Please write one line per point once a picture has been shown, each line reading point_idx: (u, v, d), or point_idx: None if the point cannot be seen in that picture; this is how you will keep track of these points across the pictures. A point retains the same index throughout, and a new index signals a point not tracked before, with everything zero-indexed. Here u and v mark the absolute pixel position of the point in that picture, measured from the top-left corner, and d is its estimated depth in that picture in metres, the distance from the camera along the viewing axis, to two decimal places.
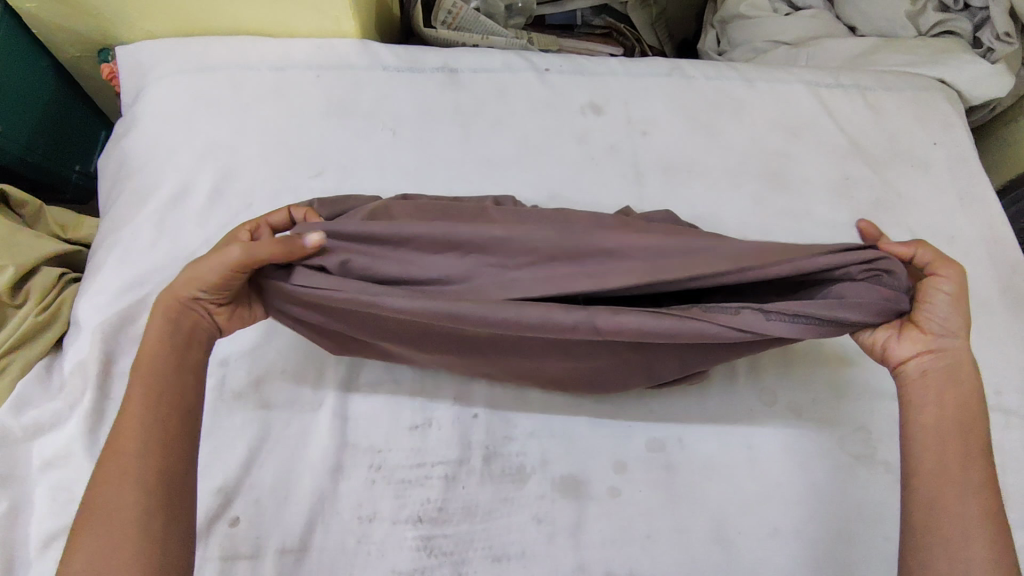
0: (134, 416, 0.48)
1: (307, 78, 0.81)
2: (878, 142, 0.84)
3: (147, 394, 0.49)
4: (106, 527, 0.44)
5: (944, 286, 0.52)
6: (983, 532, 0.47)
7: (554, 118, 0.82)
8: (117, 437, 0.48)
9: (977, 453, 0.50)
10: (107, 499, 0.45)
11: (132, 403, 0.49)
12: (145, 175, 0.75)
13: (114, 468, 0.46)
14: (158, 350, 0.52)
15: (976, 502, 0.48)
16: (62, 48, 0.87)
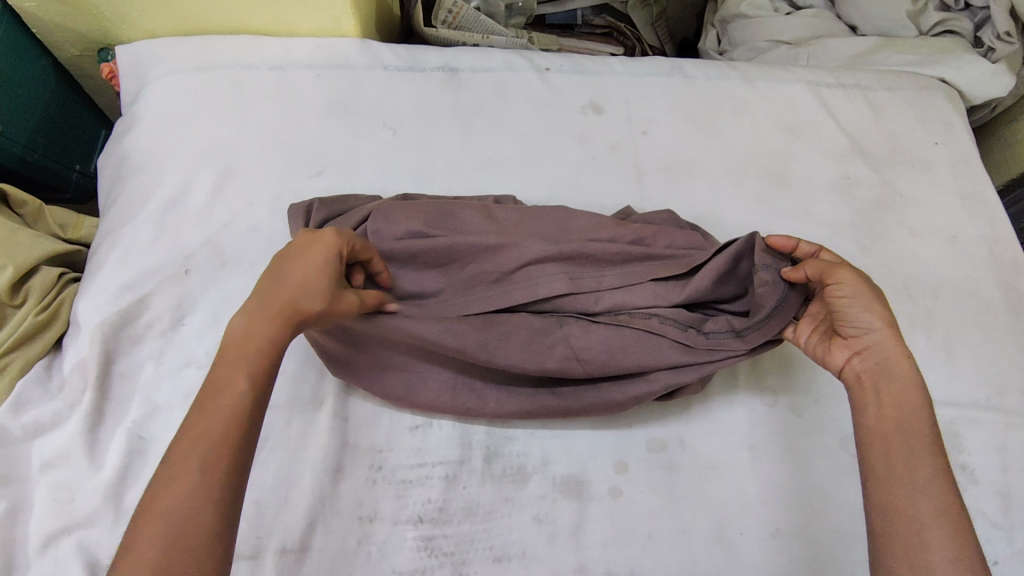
0: (230, 413, 0.44)
1: (307, 78, 0.81)
2: (879, 142, 0.84)
3: (250, 395, 0.45)
4: (186, 533, 0.40)
5: (846, 290, 0.54)
6: (940, 527, 0.46)
7: (554, 118, 0.82)
8: (207, 434, 0.43)
9: (927, 448, 0.49)
10: (190, 508, 0.40)
11: (231, 400, 0.45)
12: (145, 175, 0.75)
13: (205, 472, 0.42)
14: (268, 341, 0.47)
15: (931, 498, 0.47)
16: (61, 48, 0.86)
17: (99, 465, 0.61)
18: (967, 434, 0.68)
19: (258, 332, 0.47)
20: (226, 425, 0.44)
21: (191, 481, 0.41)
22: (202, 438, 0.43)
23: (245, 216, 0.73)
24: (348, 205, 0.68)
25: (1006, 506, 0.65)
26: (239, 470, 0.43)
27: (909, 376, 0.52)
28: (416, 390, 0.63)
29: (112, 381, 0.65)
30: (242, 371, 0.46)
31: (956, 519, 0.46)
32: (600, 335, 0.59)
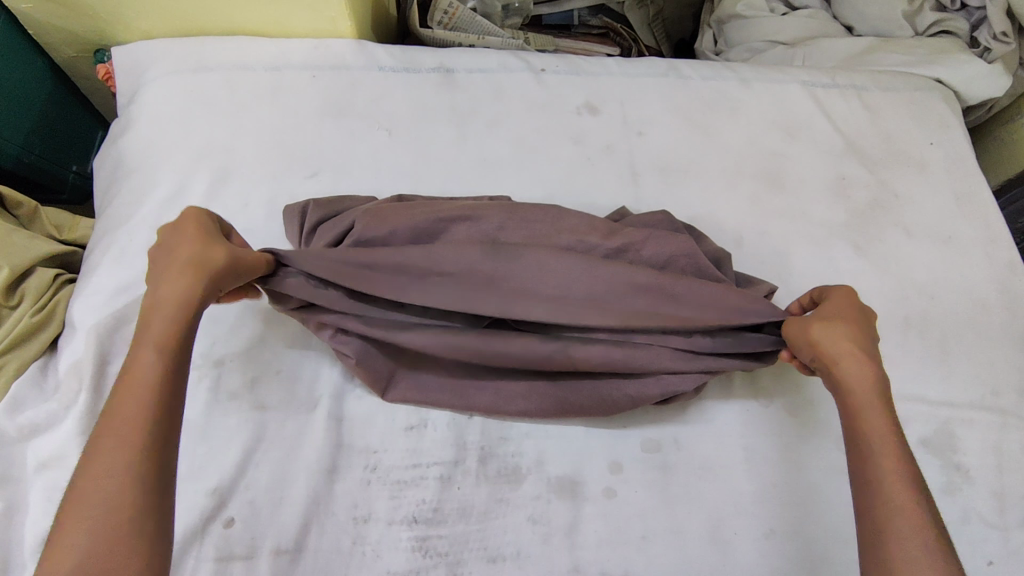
0: (144, 394, 0.47)
1: (303, 79, 0.81)
2: (875, 142, 0.84)
3: (158, 380, 0.47)
4: (101, 512, 0.42)
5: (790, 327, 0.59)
6: (901, 522, 0.46)
7: (550, 119, 0.82)
8: (125, 413, 0.45)
9: (886, 446, 0.49)
10: (108, 492, 0.42)
11: (141, 390, 0.47)
12: (141, 176, 0.75)
13: (119, 456, 0.44)
14: (173, 325, 0.50)
15: (889, 492, 0.47)
16: (58, 49, 0.87)
17: None
18: (961, 434, 0.68)
19: (167, 304, 0.51)
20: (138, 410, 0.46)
21: (110, 465, 0.43)
22: (112, 427, 0.45)
23: (240, 216, 0.73)
24: (341, 207, 0.68)
25: (1001, 506, 0.65)
26: (157, 451, 0.45)
27: (868, 384, 0.53)
28: (423, 390, 0.64)
29: (107, 382, 0.65)
30: (152, 357, 0.48)
31: (918, 516, 0.46)
32: (599, 344, 0.60)
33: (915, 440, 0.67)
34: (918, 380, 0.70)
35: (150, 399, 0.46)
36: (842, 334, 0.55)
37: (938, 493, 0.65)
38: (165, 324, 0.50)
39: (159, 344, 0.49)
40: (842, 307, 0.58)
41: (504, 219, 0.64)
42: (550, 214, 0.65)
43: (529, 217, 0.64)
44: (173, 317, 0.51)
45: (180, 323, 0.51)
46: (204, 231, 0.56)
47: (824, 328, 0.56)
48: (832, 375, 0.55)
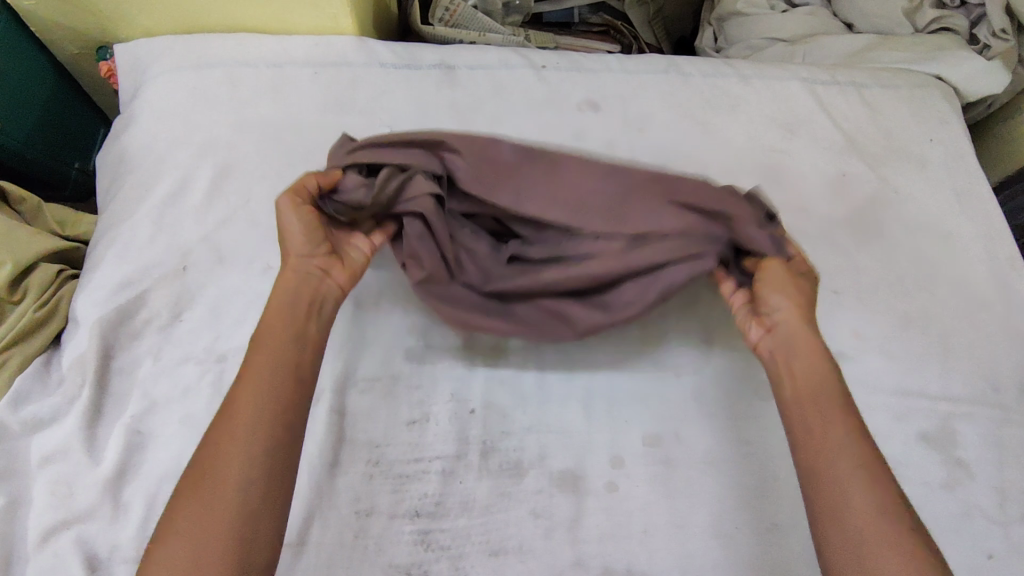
0: (261, 368, 0.54)
1: (304, 75, 0.81)
2: (875, 138, 0.84)
3: (266, 369, 0.54)
4: (229, 468, 0.49)
5: (769, 275, 0.61)
6: (857, 476, 0.51)
7: (552, 115, 0.82)
8: (248, 381, 0.53)
9: (840, 410, 0.55)
10: (231, 451, 0.50)
11: (252, 377, 0.54)
12: (144, 171, 0.75)
13: (246, 419, 0.51)
14: (278, 306, 0.59)
15: (848, 448, 0.52)
16: (60, 46, 0.87)
17: (97, 460, 0.61)
18: (962, 429, 0.68)
19: (274, 301, 0.59)
20: (248, 397, 0.53)
21: (224, 444, 0.50)
22: (243, 394, 0.53)
23: (242, 212, 0.73)
24: (377, 142, 0.71)
25: (1001, 500, 0.65)
26: (277, 415, 0.52)
27: (813, 347, 0.59)
28: (446, 299, 0.64)
29: (111, 377, 0.65)
30: (261, 345, 0.56)
31: (869, 474, 0.51)
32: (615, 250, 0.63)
33: (916, 434, 0.68)
34: (918, 375, 0.71)
35: (259, 384, 0.53)
36: (809, 314, 0.61)
37: (938, 487, 0.66)
38: (273, 317, 0.58)
39: (270, 329, 0.57)
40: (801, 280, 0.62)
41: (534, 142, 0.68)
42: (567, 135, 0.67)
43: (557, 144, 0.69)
44: (277, 311, 0.58)
45: (285, 314, 0.58)
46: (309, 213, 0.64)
47: (800, 301, 0.61)
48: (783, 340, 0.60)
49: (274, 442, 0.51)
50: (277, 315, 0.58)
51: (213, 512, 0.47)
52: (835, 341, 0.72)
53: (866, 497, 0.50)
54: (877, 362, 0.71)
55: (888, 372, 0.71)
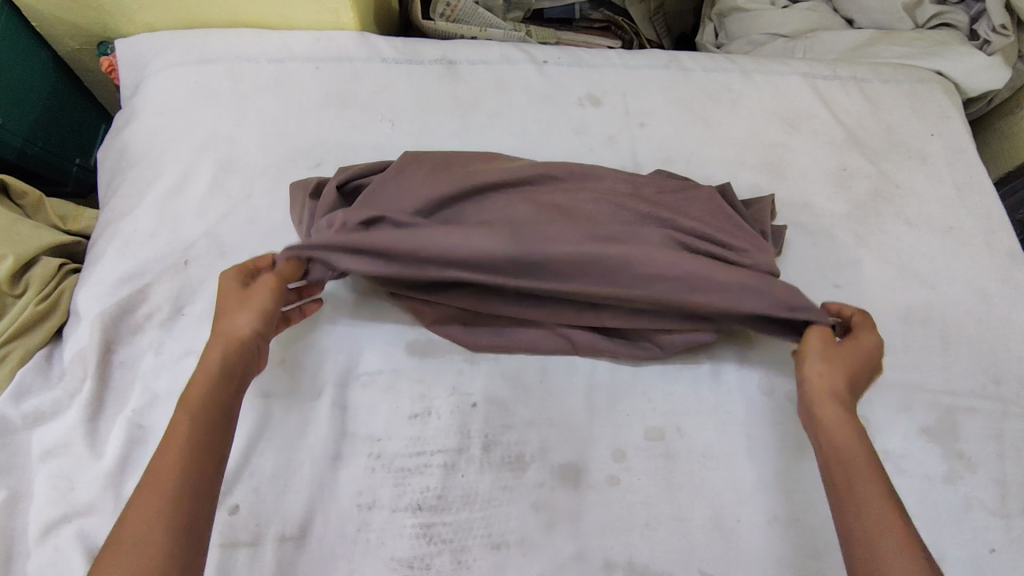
0: (180, 442, 0.50)
1: (305, 70, 0.81)
2: (876, 134, 0.84)
3: (190, 441, 0.50)
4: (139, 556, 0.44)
5: (804, 348, 0.61)
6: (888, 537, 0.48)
7: (553, 110, 0.82)
8: (166, 458, 0.49)
9: (864, 470, 0.52)
10: (141, 535, 0.45)
11: (174, 447, 0.49)
12: (145, 166, 0.75)
13: (164, 499, 0.47)
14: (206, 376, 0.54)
15: (872, 508, 0.50)
16: (62, 41, 0.87)
17: (98, 454, 0.61)
18: (963, 422, 0.68)
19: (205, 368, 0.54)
20: (169, 471, 0.48)
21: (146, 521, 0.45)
22: (157, 471, 0.48)
23: (244, 207, 0.73)
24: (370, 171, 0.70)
25: (1002, 493, 0.65)
26: (194, 495, 0.48)
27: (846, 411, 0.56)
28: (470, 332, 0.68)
29: (113, 371, 0.65)
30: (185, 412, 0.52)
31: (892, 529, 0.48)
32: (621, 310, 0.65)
33: (918, 428, 0.68)
34: (919, 369, 0.71)
35: (182, 458, 0.49)
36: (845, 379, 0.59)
37: (940, 480, 0.65)
38: (201, 383, 0.54)
39: (195, 400, 0.52)
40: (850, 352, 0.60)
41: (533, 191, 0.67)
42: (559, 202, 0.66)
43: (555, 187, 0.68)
44: (204, 379, 0.54)
45: (216, 380, 0.54)
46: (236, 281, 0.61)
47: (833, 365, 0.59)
48: (813, 406, 0.58)
49: (188, 529, 0.46)
50: (207, 379, 0.54)
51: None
52: None
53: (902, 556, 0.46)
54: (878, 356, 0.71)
55: (889, 366, 0.71)
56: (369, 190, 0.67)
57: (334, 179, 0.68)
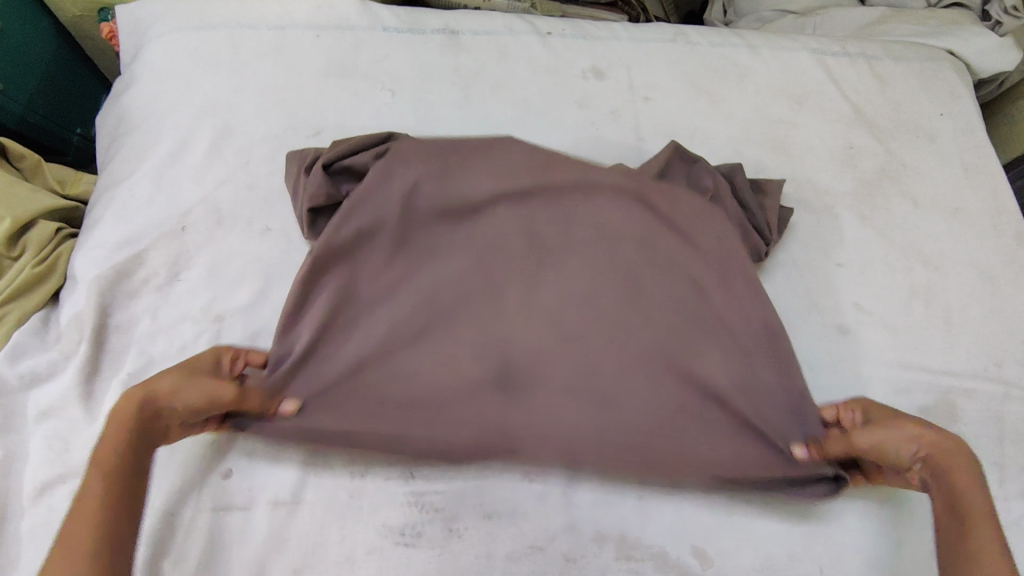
0: (88, 515, 0.48)
1: (306, 38, 0.80)
2: (884, 112, 0.82)
3: (105, 497, 0.49)
4: None
5: (868, 437, 0.55)
6: None
7: (556, 82, 0.81)
8: (72, 536, 0.47)
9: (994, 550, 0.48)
10: None
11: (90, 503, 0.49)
12: (144, 131, 0.74)
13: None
14: (118, 447, 0.52)
15: None
16: (62, 8, 0.88)
17: (94, 416, 0.62)
18: (964, 404, 0.68)
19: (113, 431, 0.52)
20: (84, 527, 0.48)
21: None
22: (60, 551, 0.47)
23: (242, 174, 0.73)
24: (348, 149, 0.68)
25: (1000, 476, 0.65)
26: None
27: (961, 479, 0.52)
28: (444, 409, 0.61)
29: (108, 336, 0.65)
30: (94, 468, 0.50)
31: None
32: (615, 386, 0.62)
33: (917, 409, 0.67)
34: (919, 350, 0.70)
35: (99, 514, 0.49)
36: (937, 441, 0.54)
37: None
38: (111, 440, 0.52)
39: (105, 468, 0.51)
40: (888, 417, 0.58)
41: (519, 228, 0.67)
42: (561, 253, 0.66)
43: (546, 219, 0.68)
44: (114, 436, 0.52)
45: (125, 457, 0.52)
46: (208, 362, 0.58)
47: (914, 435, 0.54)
48: (937, 475, 0.53)
49: None
50: (111, 453, 0.51)
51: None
52: (838, 313, 0.72)
53: None
54: (878, 336, 0.71)
55: (889, 347, 0.70)
56: (357, 196, 0.65)
57: (322, 158, 0.67)
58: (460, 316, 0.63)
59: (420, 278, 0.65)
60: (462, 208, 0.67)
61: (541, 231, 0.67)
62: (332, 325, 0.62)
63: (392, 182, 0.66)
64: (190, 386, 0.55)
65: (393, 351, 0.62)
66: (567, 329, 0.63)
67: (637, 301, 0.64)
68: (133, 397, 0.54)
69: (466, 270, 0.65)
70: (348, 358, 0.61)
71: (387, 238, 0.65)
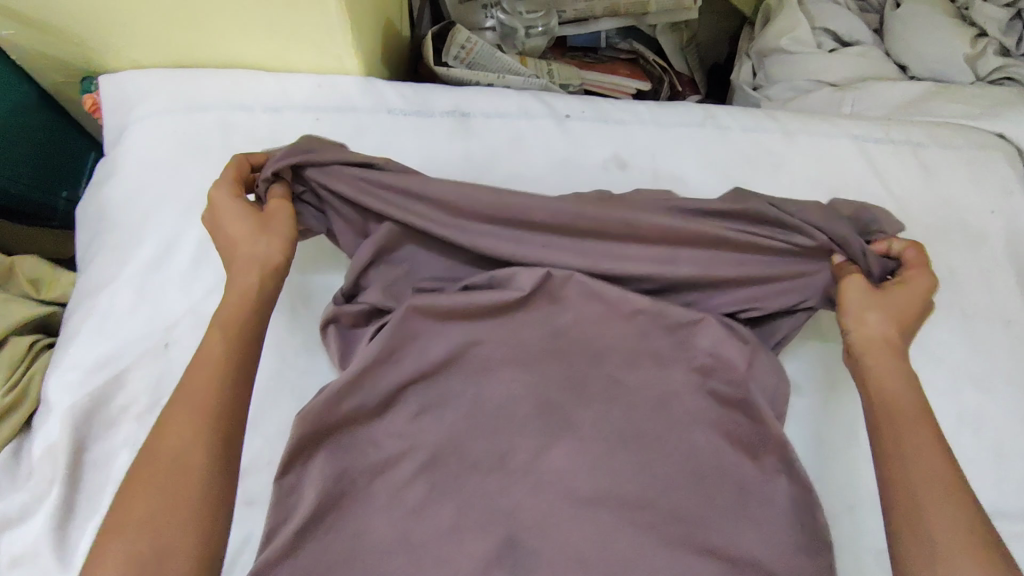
0: (212, 362, 0.49)
1: (303, 122, 0.74)
2: (930, 209, 0.76)
3: (230, 346, 0.51)
4: (178, 474, 0.44)
5: (848, 299, 0.60)
6: (937, 500, 0.48)
7: (574, 174, 0.75)
8: (199, 383, 0.48)
9: (917, 429, 0.52)
10: (177, 450, 0.45)
11: (203, 379, 0.48)
12: (126, 230, 0.68)
13: (184, 425, 0.46)
14: (249, 294, 0.54)
15: (925, 462, 0.49)
16: (43, 74, 0.80)
17: (66, 568, 0.56)
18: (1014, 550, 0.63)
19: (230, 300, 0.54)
20: (213, 375, 0.49)
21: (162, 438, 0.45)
22: (180, 401, 0.47)
23: None
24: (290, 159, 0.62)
25: None
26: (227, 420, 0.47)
27: (888, 367, 0.56)
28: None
29: (84, 473, 0.60)
30: (218, 337, 0.51)
31: (947, 488, 0.48)
32: (626, 555, 0.56)
33: None
34: None
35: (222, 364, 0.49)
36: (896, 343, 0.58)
37: None
38: (232, 310, 0.53)
39: (223, 324, 0.52)
40: (909, 308, 0.59)
41: (523, 381, 0.62)
42: (575, 403, 0.62)
43: (556, 366, 0.63)
44: (238, 306, 0.53)
45: (250, 303, 0.54)
46: (232, 199, 0.59)
47: (891, 324, 0.58)
48: (864, 354, 0.57)
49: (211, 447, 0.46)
50: (243, 301, 0.54)
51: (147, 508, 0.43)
52: None
53: (948, 512, 0.47)
54: None
55: None
56: (376, 328, 0.63)
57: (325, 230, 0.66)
58: (467, 473, 0.60)
59: (423, 436, 0.61)
60: (476, 349, 0.63)
61: (556, 374, 0.63)
62: (330, 502, 0.58)
63: (388, 321, 0.62)
64: (271, 230, 0.58)
65: (394, 514, 0.58)
66: (576, 501, 0.58)
67: (649, 465, 0.60)
68: (241, 266, 0.55)
69: (473, 423, 0.61)
70: (347, 535, 0.57)
71: (393, 378, 0.61)
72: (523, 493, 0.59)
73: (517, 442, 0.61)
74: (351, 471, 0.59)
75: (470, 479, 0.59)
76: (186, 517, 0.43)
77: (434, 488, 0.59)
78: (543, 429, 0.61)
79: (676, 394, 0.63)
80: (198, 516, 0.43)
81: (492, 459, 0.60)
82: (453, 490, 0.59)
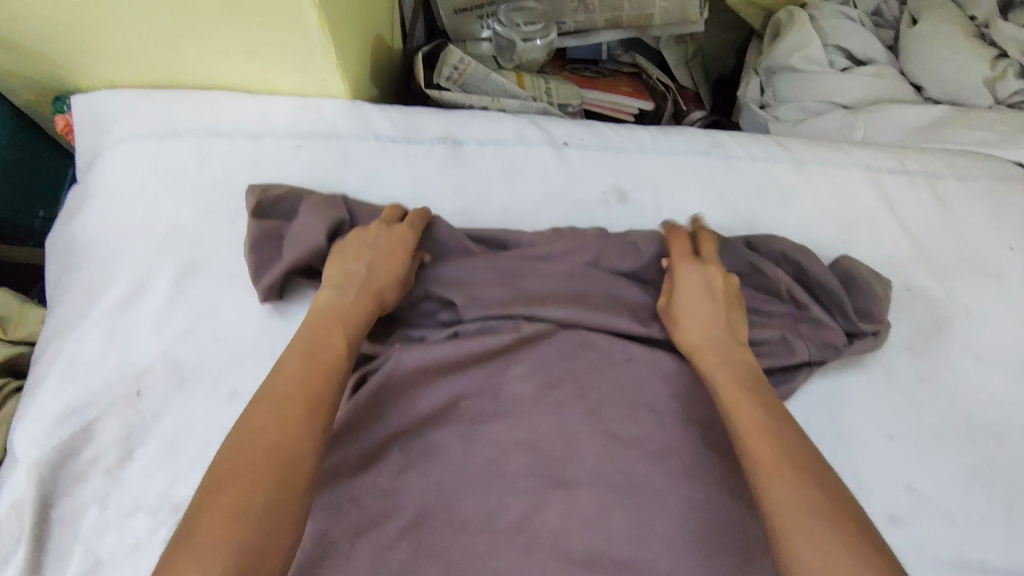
0: (318, 363, 0.50)
1: (286, 149, 0.70)
2: (945, 246, 0.72)
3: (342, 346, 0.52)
4: (283, 469, 0.43)
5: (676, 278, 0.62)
6: (790, 471, 0.45)
7: (572, 208, 0.71)
8: (305, 379, 0.48)
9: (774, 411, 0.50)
10: (290, 442, 0.44)
11: (309, 376, 0.48)
12: (97, 267, 0.65)
13: (299, 420, 0.45)
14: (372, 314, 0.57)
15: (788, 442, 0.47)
16: (15, 93, 0.76)
17: None
18: None
19: (339, 310, 0.55)
20: (320, 372, 0.49)
21: (272, 436, 0.44)
22: (286, 394, 0.47)
23: (208, 323, 0.63)
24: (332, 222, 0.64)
25: None
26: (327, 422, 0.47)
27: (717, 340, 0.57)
28: None
29: (50, 530, 0.56)
30: (340, 334, 0.53)
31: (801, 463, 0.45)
32: None
33: None
34: (983, 546, 0.61)
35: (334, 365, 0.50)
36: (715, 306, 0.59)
37: None
38: (328, 317, 0.54)
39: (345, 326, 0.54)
40: (696, 293, 0.60)
41: (517, 434, 0.58)
42: (569, 456, 0.57)
43: (549, 417, 0.58)
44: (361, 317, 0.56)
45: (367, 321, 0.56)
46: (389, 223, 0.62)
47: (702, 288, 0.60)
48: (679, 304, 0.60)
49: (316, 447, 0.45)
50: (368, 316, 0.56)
51: (256, 504, 0.41)
52: (889, 501, 0.63)
53: (802, 485, 0.44)
54: (934, 526, 0.62)
55: (947, 541, 0.61)
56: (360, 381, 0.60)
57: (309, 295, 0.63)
58: (457, 530, 0.54)
59: (408, 494, 0.55)
60: (465, 401, 0.59)
61: (547, 426, 0.58)
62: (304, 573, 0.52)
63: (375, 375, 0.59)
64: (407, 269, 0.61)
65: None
66: (572, 564, 0.53)
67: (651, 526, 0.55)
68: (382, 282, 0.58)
69: (464, 477, 0.56)
70: None
71: (378, 432, 0.58)
72: (516, 554, 0.53)
73: (511, 496, 0.55)
74: (329, 539, 0.53)
75: (460, 538, 0.54)
76: (288, 523, 0.42)
77: (420, 548, 0.53)
78: (538, 483, 0.56)
79: (676, 447, 0.58)
80: (293, 526, 0.42)
81: (484, 516, 0.55)
82: (440, 550, 0.53)
